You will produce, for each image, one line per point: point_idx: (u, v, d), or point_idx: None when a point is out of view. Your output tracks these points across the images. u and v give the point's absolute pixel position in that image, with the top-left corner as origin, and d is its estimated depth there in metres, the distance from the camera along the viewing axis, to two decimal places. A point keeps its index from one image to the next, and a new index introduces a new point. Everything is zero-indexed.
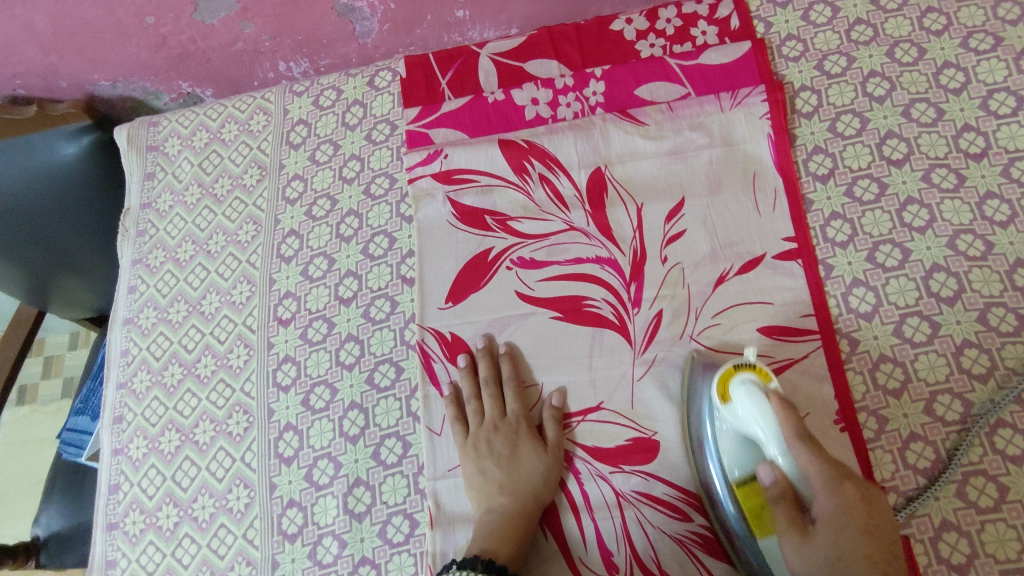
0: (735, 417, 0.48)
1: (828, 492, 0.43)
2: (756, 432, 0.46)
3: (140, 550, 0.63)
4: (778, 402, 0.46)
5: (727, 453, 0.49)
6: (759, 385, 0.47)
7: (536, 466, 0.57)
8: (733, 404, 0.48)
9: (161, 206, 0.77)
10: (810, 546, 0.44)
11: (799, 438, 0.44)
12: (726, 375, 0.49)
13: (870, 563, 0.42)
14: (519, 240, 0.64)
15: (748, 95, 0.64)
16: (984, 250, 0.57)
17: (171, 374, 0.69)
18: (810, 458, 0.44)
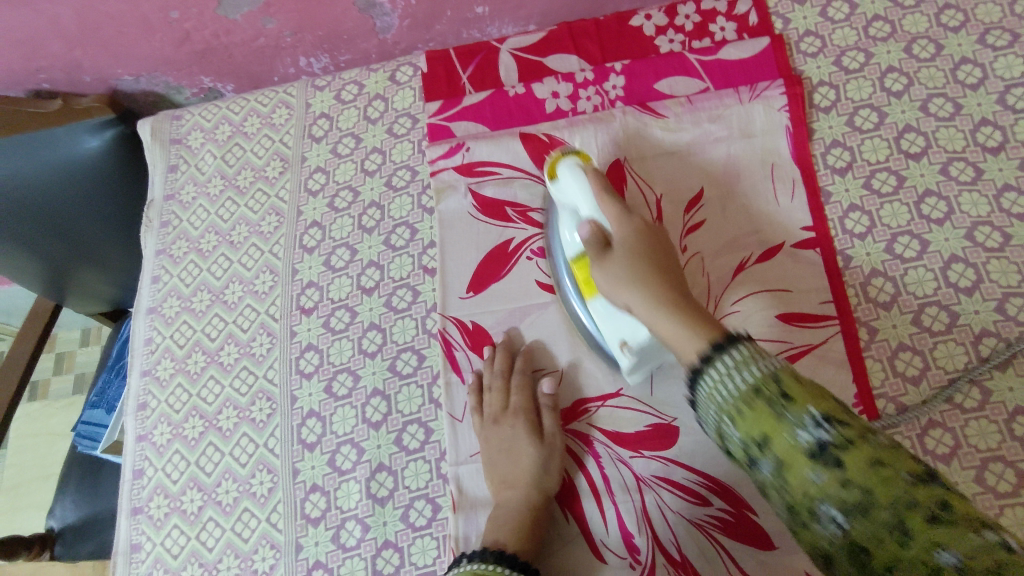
0: (562, 193, 0.57)
1: (651, 311, 0.47)
2: (577, 200, 0.56)
3: (165, 533, 0.64)
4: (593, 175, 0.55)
5: (567, 229, 0.58)
6: (579, 165, 0.56)
7: (536, 456, 0.57)
8: (560, 180, 0.57)
9: (185, 197, 0.78)
10: (608, 262, 0.51)
11: (617, 254, 0.51)
12: (555, 161, 0.58)
13: (665, 286, 0.48)
14: (540, 231, 0.65)
15: (767, 88, 0.64)
16: (1001, 242, 0.57)
17: (195, 362, 0.70)
18: (620, 271, 0.50)
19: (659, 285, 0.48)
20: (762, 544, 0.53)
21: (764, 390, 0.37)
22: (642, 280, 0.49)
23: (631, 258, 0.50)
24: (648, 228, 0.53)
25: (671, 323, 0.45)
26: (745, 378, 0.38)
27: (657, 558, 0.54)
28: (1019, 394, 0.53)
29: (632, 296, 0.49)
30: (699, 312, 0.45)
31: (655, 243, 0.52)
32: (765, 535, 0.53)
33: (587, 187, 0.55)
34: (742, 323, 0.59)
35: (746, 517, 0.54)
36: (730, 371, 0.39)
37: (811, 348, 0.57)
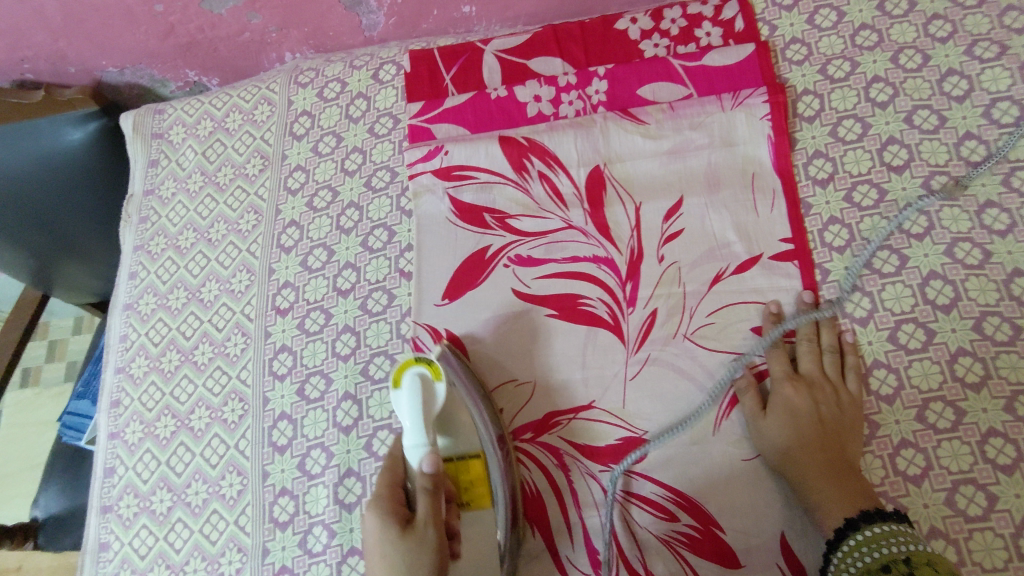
0: (398, 403, 0.54)
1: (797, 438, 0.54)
2: (409, 423, 0.54)
3: (133, 533, 0.64)
4: (429, 393, 0.55)
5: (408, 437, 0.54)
6: (425, 378, 0.55)
7: (400, 550, 0.49)
8: (400, 391, 0.54)
9: (165, 193, 0.77)
10: (777, 392, 0.56)
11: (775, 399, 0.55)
12: (403, 365, 0.56)
13: (816, 446, 0.53)
14: (517, 238, 0.64)
15: (749, 96, 0.63)
16: (981, 259, 0.56)
17: (169, 360, 0.69)
18: (780, 401, 0.55)
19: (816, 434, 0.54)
20: (727, 561, 0.53)
21: (893, 568, 0.46)
22: (794, 424, 0.54)
23: (790, 411, 0.55)
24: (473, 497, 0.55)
25: (817, 459, 0.52)
26: (881, 554, 0.47)
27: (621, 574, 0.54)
28: (993, 415, 0.52)
29: (778, 435, 0.54)
30: (832, 477, 0.51)
31: (821, 426, 0.54)
32: (730, 552, 0.53)
33: (417, 414, 0.54)
34: (717, 335, 0.58)
35: (713, 534, 0.53)
36: (862, 549, 0.48)
37: (766, 372, 0.58)
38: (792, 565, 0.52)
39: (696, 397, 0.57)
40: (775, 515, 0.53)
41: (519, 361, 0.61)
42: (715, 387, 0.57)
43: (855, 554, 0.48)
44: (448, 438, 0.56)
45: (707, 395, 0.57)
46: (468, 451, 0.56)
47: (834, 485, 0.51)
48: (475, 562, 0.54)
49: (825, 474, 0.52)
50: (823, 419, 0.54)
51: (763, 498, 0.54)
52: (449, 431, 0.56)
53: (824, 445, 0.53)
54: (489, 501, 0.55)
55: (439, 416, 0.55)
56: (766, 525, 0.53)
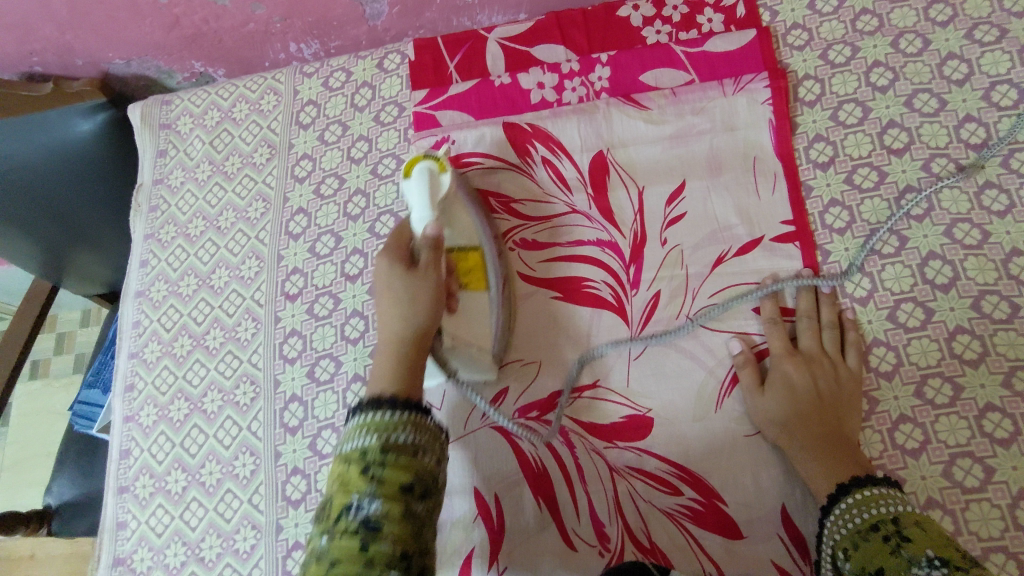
0: (408, 186, 0.57)
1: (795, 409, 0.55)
2: (418, 200, 0.56)
3: (149, 512, 0.66)
4: (435, 181, 0.57)
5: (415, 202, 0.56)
6: (431, 171, 0.57)
7: (407, 285, 0.52)
8: (410, 180, 0.57)
9: (174, 182, 0.78)
10: (778, 365, 0.57)
11: (776, 373, 0.57)
12: (412, 161, 0.58)
13: (814, 418, 0.54)
14: (522, 222, 0.65)
15: (751, 81, 0.64)
16: (980, 239, 0.57)
17: (181, 345, 0.71)
18: (780, 374, 0.56)
19: (815, 407, 0.55)
20: (730, 533, 0.54)
21: (881, 527, 0.47)
22: (793, 396, 0.55)
23: (789, 385, 0.56)
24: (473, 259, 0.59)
25: (814, 431, 0.54)
26: (871, 515, 0.48)
27: (627, 546, 0.55)
28: (990, 391, 0.53)
29: (776, 406, 0.55)
30: (828, 450, 0.53)
31: (819, 400, 0.55)
32: (733, 525, 0.54)
33: (426, 193, 0.56)
34: (719, 316, 0.60)
35: (716, 507, 0.55)
36: (853, 511, 0.49)
37: (766, 350, 0.59)
38: (793, 537, 0.53)
39: (698, 376, 0.58)
40: (776, 488, 0.54)
41: (532, 331, 0.62)
42: (718, 365, 0.58)
43: (846, 516, 0.49)
44: (449, 228, 0.59)
45: (710, 373, 0.58)
46: (466, 243, 0.59)
47: (829, 457, 0.52)
48: (468, 340, 0.57)
49: (824, 447, 0.53)
50: (822, 395, 0.55)
51: (765, 473, 0.55)
52: (450, 222, 0.59)
53: (823, 419, 0.54)
54: (483, 285, 0.59)
55: (444, 203, 0.58)
56: (768, 498, 0.54)
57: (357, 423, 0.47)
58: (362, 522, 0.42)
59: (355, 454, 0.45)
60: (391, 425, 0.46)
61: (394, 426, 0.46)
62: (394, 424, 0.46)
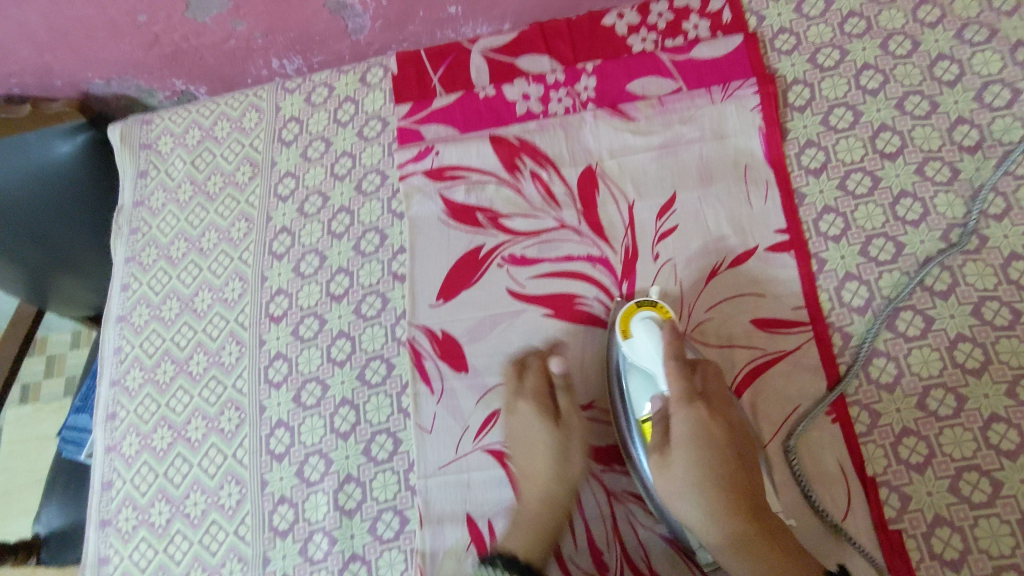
0: (634, 353, 0.54)
1: (697, 478, 0.51)
2: (656, 370, 0.53)
3: (132, 546, 0.64)
4: (669, 331, 0.54)
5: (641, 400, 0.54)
6: (655, 321, 0.55)
7: (680, 474, 0.51)
8: (633, 343, 0.54)
9: (154, 203, 0.77)
10: (693, 410, 0.52)
11: (680, 443, 0.52)
12: (628, 314, 0.56)
13: (714, 492, 0.50)
14: (511, 237, 0.64)
15: (738, 88, 0.63)
16: (977, 244, 0.56)
17: (164, 371, 0.69)
18: (686, 433, 0.52)
19: (726, 478, 0.50)
20: None
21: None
22: (706, 446, 0.51)
23: (694, 443, 0.51)
24: (711, 407, 0.52)
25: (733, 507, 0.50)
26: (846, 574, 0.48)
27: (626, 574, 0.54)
28: (994, 401, 0.52)
29: (684, 496, 0.50)
30: (730, 524, 0.49)
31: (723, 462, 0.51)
32: None
33: (663, 355, 0.53)
34: (715, 332, 0.58)
35: None
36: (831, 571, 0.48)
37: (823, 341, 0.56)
38: None
39: None
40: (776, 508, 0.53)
41: (589, 379, 0.60)
42: None
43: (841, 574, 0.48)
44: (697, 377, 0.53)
45: None
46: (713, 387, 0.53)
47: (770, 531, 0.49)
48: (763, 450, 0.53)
49: (822, 491, 0.52)
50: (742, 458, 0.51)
51: None
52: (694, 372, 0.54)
53: (739, 499, 0.50)
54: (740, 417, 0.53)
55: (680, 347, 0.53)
56: None
57: None
58: None
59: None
60: None
61: None
62: None
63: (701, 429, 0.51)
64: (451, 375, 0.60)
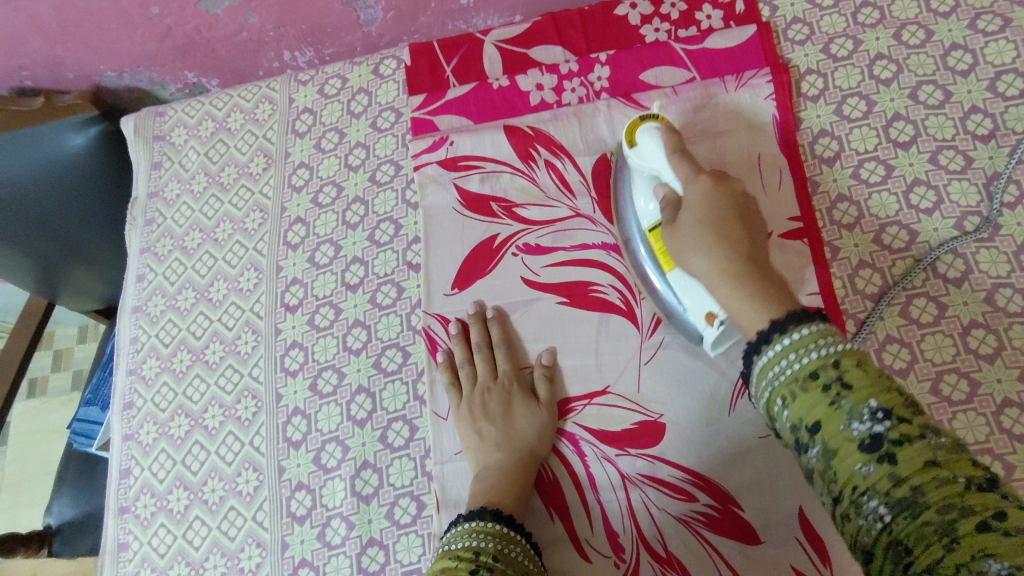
0: (640, 157, 0.56)
1: (713, 277, 0.48)
2: (657, 162, 0.55)
3: (151, 533, 0.64)
4: (667, 129, 0.55)
5: (642, 198, 0.56)
6: (658, 127, 0.55)
7: (693, 186, 0.51)
8: (637, 147, 0.56)
9: (169, 194, 0.77)
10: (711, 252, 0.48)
11: (682, 219, 0.51)
12: (633, 127, 0.57)
13: (726, 242, 0.48)
14: (525, 226, 0.64)
15: (752, 77, 0.64)
16: (991, 231, 0.56)
17: (180, 360, 0.69)
18: (688, 234, 0.50)
19: (725, 246, 0.48)
20: (747, 539, 0.53)
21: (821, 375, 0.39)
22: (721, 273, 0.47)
23: (697, 222, 0.49)
24: (720, 181, 0.51)
25: (727, 290, 0.46)
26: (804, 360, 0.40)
27: (643, 556, 0.54)
28: (1008, 386, 0.52)
29: (694, 258, 0.49)
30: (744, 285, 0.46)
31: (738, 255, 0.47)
32: (749, 529, 0.53)
33: (659, 151, 0.54)
34: None
35: (732, 513, 0.53)
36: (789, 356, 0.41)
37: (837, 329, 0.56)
38: (811, 539, 0.52)
39: (710, 379, 0.57)
40: (791, 492, 0.53)
41: (603, 361, 0.59)
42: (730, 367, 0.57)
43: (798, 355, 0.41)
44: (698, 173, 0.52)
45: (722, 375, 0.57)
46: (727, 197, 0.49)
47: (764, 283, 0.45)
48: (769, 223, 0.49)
49: None
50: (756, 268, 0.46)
51: (779, 477, 0.54)
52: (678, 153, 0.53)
53: (739, 276, 0.46)
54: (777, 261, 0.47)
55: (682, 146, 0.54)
56: (783, 503, 0.53)
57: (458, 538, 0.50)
58: (864, 432, 0.36)
59: (468, 555, 0.47)
60: (482, 531, 0.50)
61: (483, 530, 0.50)
62: (485, 528, 0.50)
63: (704, 190, 0.50)
64: (466, 362, 0.61)
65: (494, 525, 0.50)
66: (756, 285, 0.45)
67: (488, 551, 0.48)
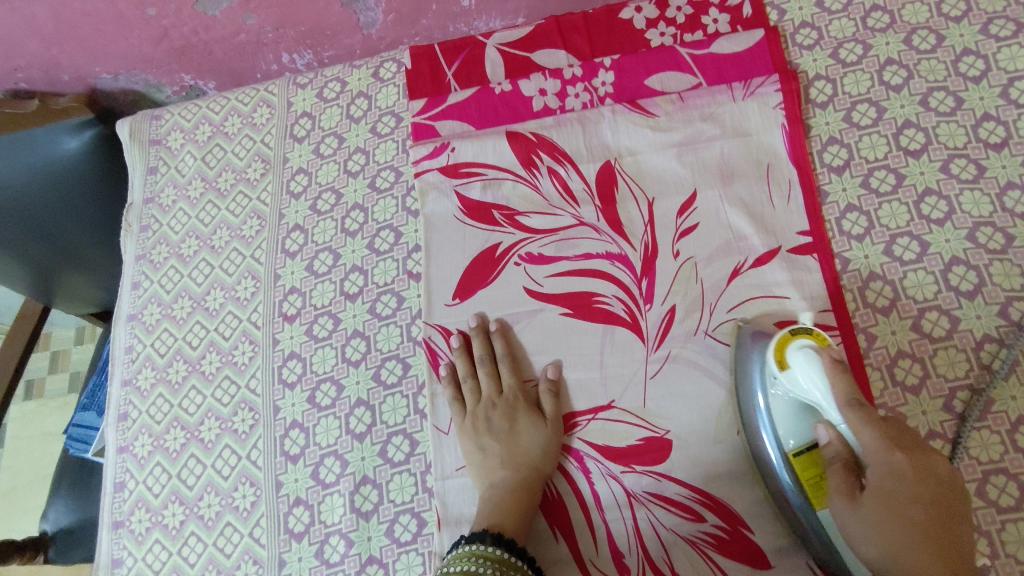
0: (791, 382, 0.47)
1: (878, 526, 0.43)
2: (815, 398, 0.46)
3: (146, 548, 0.63)
4: (828, 357, 0.46)
5: (781, 421, 0.49)
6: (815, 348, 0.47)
7: (860, 515, 0.44)
8: (789, 370, 0.47)
9: (165, 201, 0.76)
10: (860, 510, 0.44)
11: (868, 496, 0.43)
12: (782, 342, 0.48)
13: (914, 532, 0.42)
14: (528, 235, 0.63)
15: (761, 85, 0.62)
16: (1003, 243, 0.55)
17: (176, 371, 0.68)
18: (872, 514, 0.43)
19: (912, 524, 0.42)
20: (755, 561, 0.52)
21: None
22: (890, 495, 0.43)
23: (889, 501, 0.43)
24: (899, 442, 0.43)
25: (896, 538, 0.42)
26: None
27: None
28: (1022, 403, 0.51)
29: (866, 541, 0.43)
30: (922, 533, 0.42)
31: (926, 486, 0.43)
32: (757, 550, 0.52)
33: (827, 385, 0.45)
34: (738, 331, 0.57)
35: (740, 534, 0.52)
36: None
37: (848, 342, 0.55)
38: None
39: (717, 394, 0.55)
40: None
41: (607, 375, 0.58)
42: None
43: None
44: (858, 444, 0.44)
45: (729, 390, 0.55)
46: (897, 469, 0.43)
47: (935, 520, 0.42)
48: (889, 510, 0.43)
49: None
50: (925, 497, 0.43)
51: None
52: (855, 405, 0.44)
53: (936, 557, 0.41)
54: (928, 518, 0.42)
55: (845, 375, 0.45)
56: None
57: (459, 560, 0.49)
58: None
59: None
60: (481, 556, 0.49)
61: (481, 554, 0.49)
62: (483, 553, 0.49)
63: (888, 473, 0.43)
64: (469, 375, 0.60)
65: (494, 550, 0.49)
66: (925, 530, 0.42)
67: None
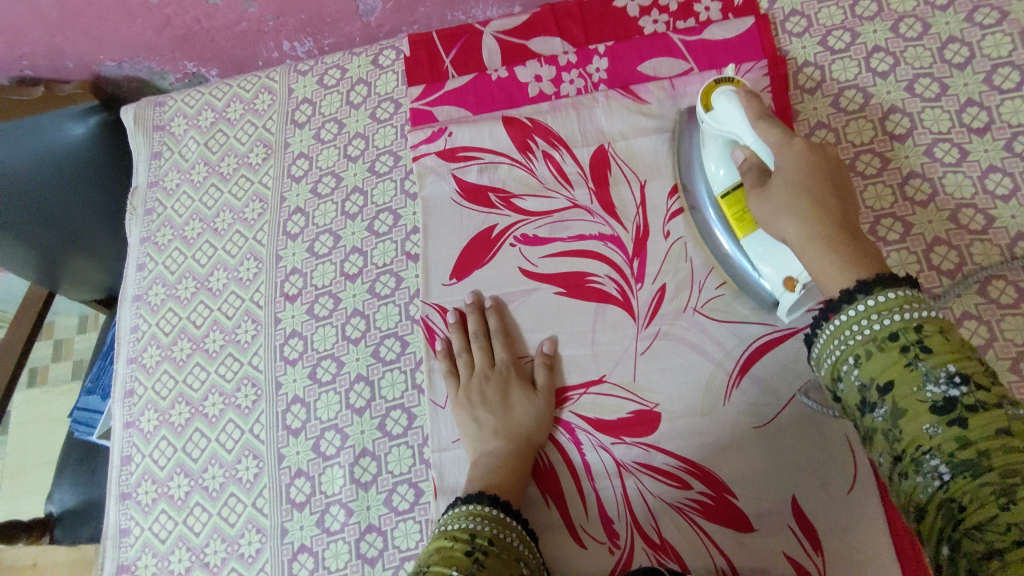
0: (717, 122, 0.56)
1: (803, 240, 0.46)
2: (736, 127, 0.54)
3: (153, 518, 0.65)
4: (747, 94, 0.54)
5: (712, 162, 0.57)
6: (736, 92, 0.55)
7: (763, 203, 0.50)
8: (714, 110, 0.56)
9: (169, 184, 0.78)
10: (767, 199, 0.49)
11: (778, 187, 0.49)
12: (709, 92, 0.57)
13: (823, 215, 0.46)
14: (523, 217, 0.64)
15: (750, 69, 0.64)
16: (984, 224, 0.57)
17: (180, 349, 0.70)
18: (785, 200, 0.48)
19: (822, 216, 0.46)
20: (740, 526, 0.53)
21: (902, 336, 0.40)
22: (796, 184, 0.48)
23: (796, 190, 0.48)
24: (815, 148, 0.50)
25: (819, 255, 0.45)
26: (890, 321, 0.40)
27: (637, 542, 0.54)
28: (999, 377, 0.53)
29: (786, 227, 0.48)
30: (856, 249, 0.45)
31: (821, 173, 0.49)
32: (743, 517, 0.54)
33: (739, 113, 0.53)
34: (726, 308, 0.58)
35: (725, 501, 0.54)
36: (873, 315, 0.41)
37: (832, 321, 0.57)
38: (803, 527, 0.53)
39: (705, 369, 0.57)
40: (784, 480, 0.54)
41: (599, 351, 0.60)
42: (725, 357, 0.57)
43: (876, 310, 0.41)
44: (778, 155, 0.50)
45: (717, 365, 0.57)
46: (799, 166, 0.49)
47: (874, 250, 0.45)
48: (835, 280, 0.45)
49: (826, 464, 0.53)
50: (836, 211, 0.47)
51: (772, 466, 0.54)
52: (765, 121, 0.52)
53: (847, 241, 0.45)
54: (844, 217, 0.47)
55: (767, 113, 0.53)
56: (776, 492, 0.54)
57: (456, 516, 0.51)
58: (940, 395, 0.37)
59: (465, 537, 0.49)
60: (478, 514, 0.51)
61: (479, 513, 0.51)
62: (480, 512, 0.51)
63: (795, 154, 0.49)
64: (463, 349, 0.62)
65: (491, 510, 0.51)
66: (853, 255, 0.44)
67: (483, 535, 0.49)
